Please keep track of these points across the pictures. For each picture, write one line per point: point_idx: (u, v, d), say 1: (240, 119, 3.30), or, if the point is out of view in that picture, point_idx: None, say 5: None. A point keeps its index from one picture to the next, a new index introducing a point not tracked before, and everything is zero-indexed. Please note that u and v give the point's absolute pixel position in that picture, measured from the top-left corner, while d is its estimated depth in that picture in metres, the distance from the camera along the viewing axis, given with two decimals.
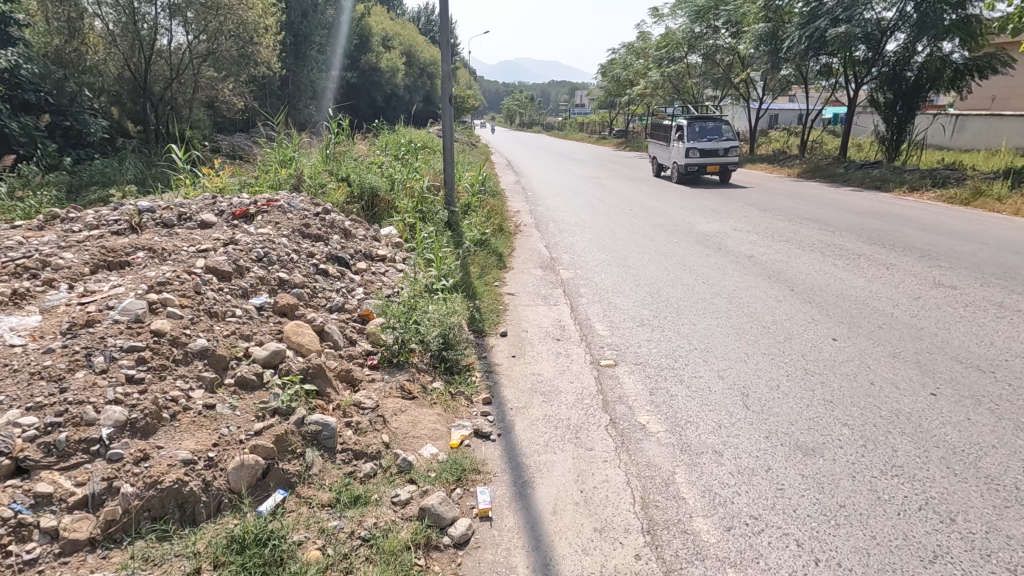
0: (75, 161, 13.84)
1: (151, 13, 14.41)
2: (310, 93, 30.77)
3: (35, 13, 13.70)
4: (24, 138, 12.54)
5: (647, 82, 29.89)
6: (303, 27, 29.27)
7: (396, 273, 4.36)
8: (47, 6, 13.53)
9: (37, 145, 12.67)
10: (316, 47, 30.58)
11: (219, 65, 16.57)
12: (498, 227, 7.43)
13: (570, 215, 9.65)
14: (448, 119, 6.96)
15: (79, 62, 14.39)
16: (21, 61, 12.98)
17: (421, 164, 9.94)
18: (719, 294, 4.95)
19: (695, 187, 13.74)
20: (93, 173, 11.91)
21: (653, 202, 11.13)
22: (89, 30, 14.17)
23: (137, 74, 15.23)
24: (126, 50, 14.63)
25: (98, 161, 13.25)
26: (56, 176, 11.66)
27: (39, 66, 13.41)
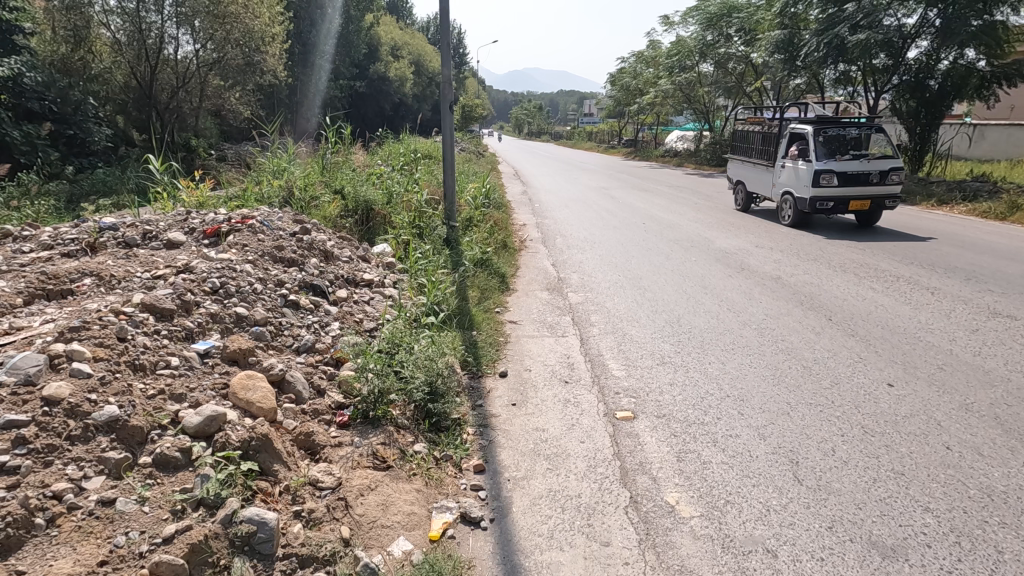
0: (77, 170, 13.68)
1: (156, 21, 14.53)
2: (318, 102, 30.70)
3: (44, 22, 14.04)
4: (25, 147, 12.39)
5: (657, 92, 29.43)
6: (312, 36, 29.33)
7: (382, 301, 3.85)
8: (55, 15, 13.91)
9: (39, 153, 12.47)
10: (325, 55, 30.51)
11: (225, 74, 16.55)
12: (501, 244, 6.92)
13: (579, 229, 9.12)
14: (448, 128, 6.47)
15: (82, 69, 14.76)
16: (24, 69, 12.97)
17: (422, 174, 9.46)
18: (747, 324, 4.39)
19: (709, 200, 13.18)
20: (94, 182, 11.70)
21: (666, 215, 10.58)
22: (95, 38, 14.51)
23: (144, 83, 15.51)
24: (131, 57, 14.89)
25: (100, 170, 13.02)
26: (56, 185, 11.43)
27: (44, 75, 13.45)
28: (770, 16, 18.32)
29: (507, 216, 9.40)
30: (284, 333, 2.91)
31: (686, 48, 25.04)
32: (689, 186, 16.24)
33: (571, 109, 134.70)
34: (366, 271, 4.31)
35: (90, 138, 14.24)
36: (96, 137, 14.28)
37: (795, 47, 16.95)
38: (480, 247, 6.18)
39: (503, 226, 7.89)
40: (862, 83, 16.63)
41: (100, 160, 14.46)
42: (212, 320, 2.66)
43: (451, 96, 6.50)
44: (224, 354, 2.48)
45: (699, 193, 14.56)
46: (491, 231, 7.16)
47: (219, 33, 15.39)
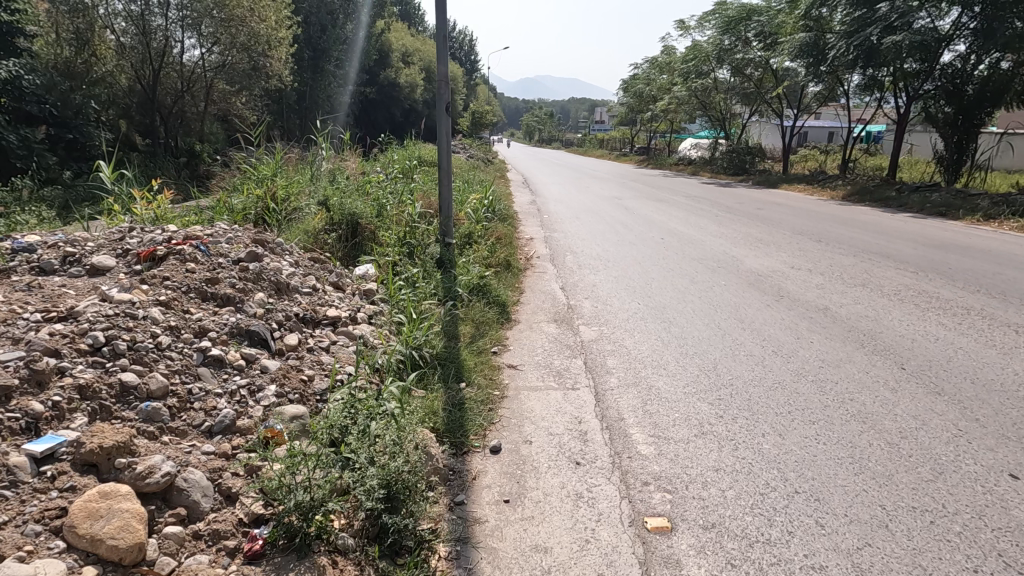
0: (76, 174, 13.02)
1: (161, 23, 14.75)
2: (328, 108, 30.23)
3: (45, 24, 13.74)
4: (22, 151, 11.68)
5: (672, 98, 28.55)
6: (322, 42, 28.97)
7: (345, 347, 3.06)
8: (60, 17, 13.71)
9: (36, 158, 11.80)
10: (333, 61, 30.05)
11: (231, 79, 16.78)
12: (504, 263, 6.13)
13: (592, 244, 8.32)
14: (444, 133, 5.70)
15: (86, 72, 14.25)
16: (23, 71, 12.60)
17: (421, 184, 8.69)
18: (800, 375, 3.56)
19: (730, 212, 12.28)
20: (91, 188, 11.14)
21: (686, 228, 9.73)
22: (101, 43, 14.37)
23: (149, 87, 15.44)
24: (135, 61, 14.90)
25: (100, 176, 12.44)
26: (51, 189, 10.80)
27: (43, 78, 12.93)
28: (793, 19, 17.49)
29: (512, 230, 8.61)
30: (193, 407, 2.14)
31: (704, 52, 24.17)
32: (707, 197, 15.36)
33: (582, 116, 133.97)
34: (334, 305, 3.54)
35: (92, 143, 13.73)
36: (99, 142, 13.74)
37: (822, 50, 16.05)
38: (478, 269, 5.40)
39: (507, 241, 7.10)
40: (892, 89, 15.70)
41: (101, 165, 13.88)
42: (78, 398, 1.90)
43: (448, 97, 5.73)
44: (78, 456, 1.72)
45: (719, 205, 13.66)
46: (493, 248, 6.37)
47: (227, 37, 15.53)
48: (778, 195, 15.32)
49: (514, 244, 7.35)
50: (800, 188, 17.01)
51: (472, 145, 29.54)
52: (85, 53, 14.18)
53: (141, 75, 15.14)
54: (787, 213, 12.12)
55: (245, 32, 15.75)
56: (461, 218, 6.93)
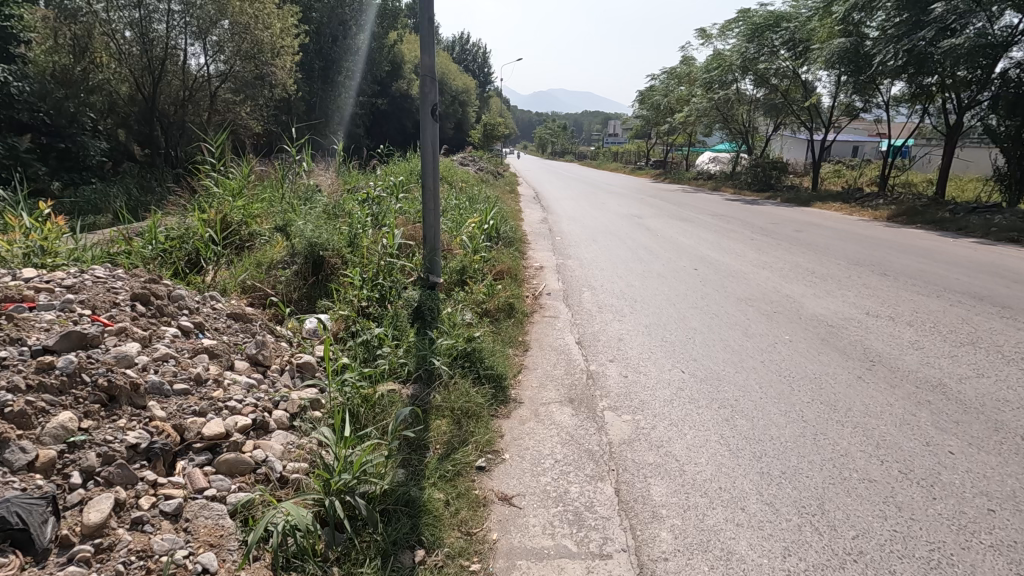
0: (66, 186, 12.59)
1: (163, 31, 13.74)
2: (338, 119, 29.45)
3: (42, 31, 13.00)
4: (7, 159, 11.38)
5: (691, 110, 27.23)
6: (333, 52, 28.45)
7: (213, 514, 1.78)
8: (59, 24, 12.91)
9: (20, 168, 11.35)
10: (342, 71, 29.31)
11: (237, 87, 16.30)
12: (503, 306, 4.87)
13: (610, 274, 7.06)
14: (427, 143, 4.47)
15: (83, 79, 13.59)
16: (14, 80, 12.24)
17: (410, 204, 7.46)
18: (963, 532, 2.23)
19: (764, 234, 10.89)
20: (78, 201, 10.63)
21: (720, 255, 8.39)
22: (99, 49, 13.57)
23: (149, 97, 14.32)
24: (136, 68, 13.83)
25: (89, 188, 11.75)
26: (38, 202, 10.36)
27: (35, 85, 12.87)
28: (829, 24, 16.25)
29: (518, 258, 7.34)
30: None
31: (727, 61, 22.83)
32: (735, 215, 14.02)
33: (596, 128, 133.23)
34: (228, 408, 2.29)
35: (87, 153, 13.49)
36: (94, 152, 13.61)
37: (864, 57, 14.68)
38: (467, 321, 4.15)
39: (509, 275, 5.85)
40: (941, 98, 14.30)
41: (95, 175, 13.62)
42: None
43: (434, 97, 4.50)
44: None
45: (751, 225, 12.27)
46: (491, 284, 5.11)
47: (233, 45, 14.96)
48: (814, 215, 13.92)
49: (519, 277, 6.08)
50: (836, 207, 15.56)
51: (482, 157, 28.47)
52: (83, 61, 13.48)
53: (141, 83, 14.09)
54: (831, 235, 10.77)
55: (248, 40, 15.11)
56: (454, 244, 5.68)
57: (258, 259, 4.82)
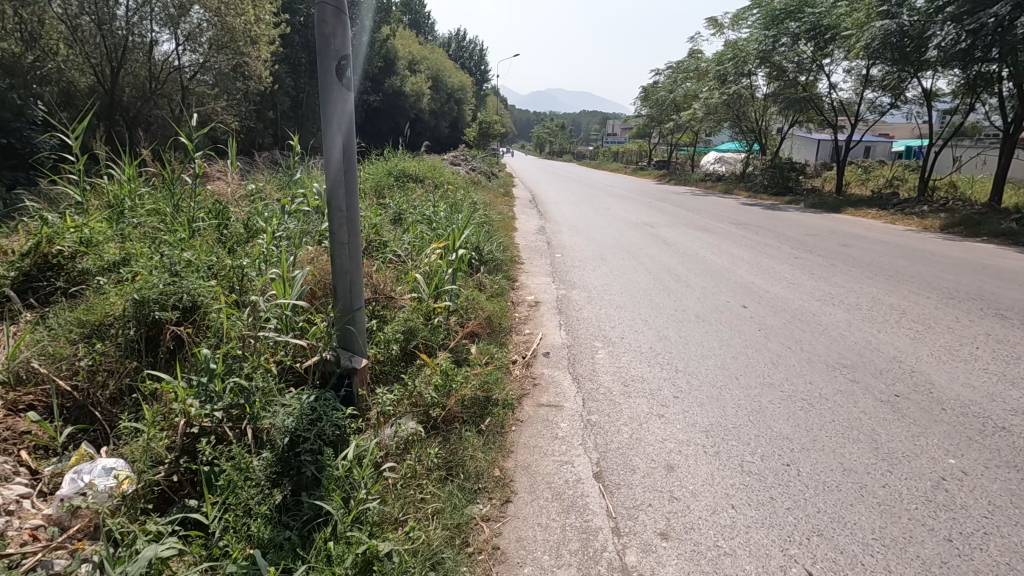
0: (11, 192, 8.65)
1: (124, 15, 12.29)
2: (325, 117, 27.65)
3: None
4: None
5: (700, 107, 25.32)
6: None
7: None
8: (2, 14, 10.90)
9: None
10: None
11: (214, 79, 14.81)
12: (469, 403, 2.97)
13: (629, 316, 5.16)
14: (332, 129, 2.54)
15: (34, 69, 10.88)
16: None
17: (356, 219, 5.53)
18: None
19: (805, 250, 9.02)
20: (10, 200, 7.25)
21: (767, 283, 6.50)
22: (54, 36, 11.68)
23: (111, 88, 12.88)
24: (94, 56, 12.38)
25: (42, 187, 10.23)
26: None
27: None
28: (864, 7, 14.44)
29: (504, 296, 5.41)
30: None
31: (740, 51, 20.99)
32: (761, 225, 12.20)
33: (594, 129, 131.07)
34: None
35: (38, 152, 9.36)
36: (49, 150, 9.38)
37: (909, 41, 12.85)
38: (386, 474, 2.24)
39: (485, 338, 3.96)
40: (999, 89, 12.46)
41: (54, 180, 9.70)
42: None
43: (347, 46, 2.54)
44: None
45: (782, 238, 10.39)
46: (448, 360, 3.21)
47: (209, 35, 13.82)
48: (851, 226, 12.07)
49: (500, 335, 4.17)
50: (872, 215, 13.73)
51: (476, 157, 26.51)
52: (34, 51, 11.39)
53: (101, 73, 12.68)
54: (887, 252, 8.90)
55: (224, 30, 13.94)
56: (399, 286, 3.74)
57: (79, 315, 2.88)
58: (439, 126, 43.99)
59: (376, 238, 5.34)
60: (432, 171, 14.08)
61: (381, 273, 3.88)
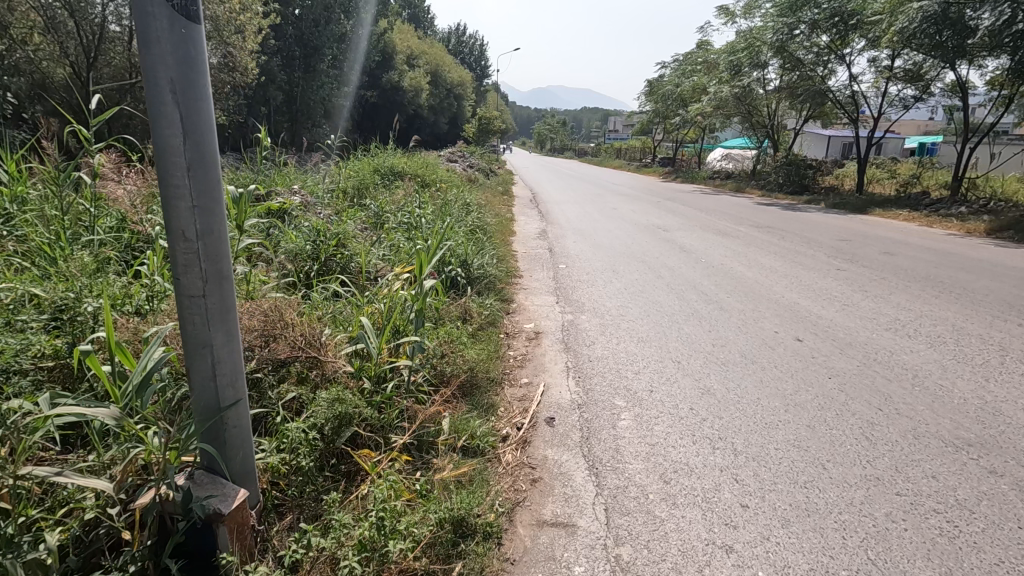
0: None
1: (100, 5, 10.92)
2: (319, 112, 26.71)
3: None
4: None
5: (709, 101, 24.11)
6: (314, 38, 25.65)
7: None
8: None
9: None
10: (324, 59, 26.42)
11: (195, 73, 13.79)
12: (426, 552, 1.85)
13: (653, 354, 4.05)
14: (162, 92, 1.36)
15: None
16: None
17: (312, 236, 4.75)
18: None
19: (844, 260, 7.88)
20: None
21: (817, 305, 5.38)
22: (25, 23, 10.38)
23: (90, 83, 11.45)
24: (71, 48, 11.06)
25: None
26: None
27: None
28: None
29: (494, 328, 4.29)
30: None
31: (754, 40, 19.74)
32: (784, 228, 11.11)
33: (595, 126, 129.72)
34: None
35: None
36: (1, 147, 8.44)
37: (949, 23, 11.72)
38: None
39: (464, 410, 2.82)
40: None
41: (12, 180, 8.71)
42: None
43: None
44: None
45: (814, 244, 9.23)
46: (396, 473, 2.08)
47: None
48: (885, 230, 10.91)
49: (485, 399, 3.02)
50: (904, 216, 12.61)
51: (475, 153, 25.34)
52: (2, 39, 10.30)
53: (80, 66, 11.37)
54: (939, 261, 7.79)
55: None
56: (335, 343, 2.60)
57: None
58: (438, 121, 42.83)
59: (335, 256, 4.65)
60: (424, 168, 12.94)
61: (315, 320, 2.73)
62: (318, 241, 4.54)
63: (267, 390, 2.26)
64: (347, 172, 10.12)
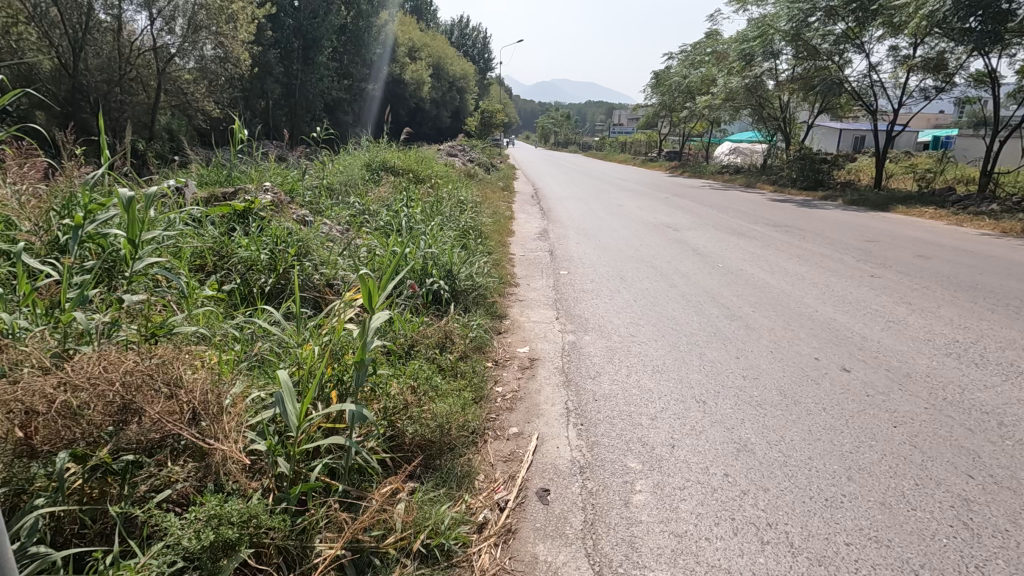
0: None
1: None
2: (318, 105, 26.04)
3: None
4: None
5: (718, 92, 23.24)
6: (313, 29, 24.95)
7: None
8: None
9: None
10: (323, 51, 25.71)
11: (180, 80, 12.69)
12: None
13: (670, 388, 3.37)
14: None
15: None
16: None
17: (268, 246, 4.25)
18: None
19: (876, 264, 7.13)
20: None
21: (858, 322, 4.67)
22: None
23: None
24: None
25: None
26: None
27: None
28: None
29: (478, 358, 3.57)
30: None
31: (767, 28, 18.90)
32: (803, 226, 10.38)
33: (600, 119, 128.43)
34: None
35: None
36: None
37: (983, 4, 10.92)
38: None
39: (427, 492, 2.16)
40: None
41: None
42: None
43: None
44: None
45: (839, 245, 8.46)
46: None
47: None
48: (913, 229, 10.12)
49: (457, 469, 2.34)
50: (930, 214, 11.85)
51: (476, 147, 24.55)
52: None
53: None
54: (982, 265, 7.06)
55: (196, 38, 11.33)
56: (245, 409, 1.97)
57: None
58: (441, 115, 42.05)
59: (296, 266, 4.16)
60: (419, 162, 12.19)
61: (224, 376, 2.09)
62: (275, 250, 4.16)
63: (133, 482, 1.70)
64: (333, 167, 9.38)
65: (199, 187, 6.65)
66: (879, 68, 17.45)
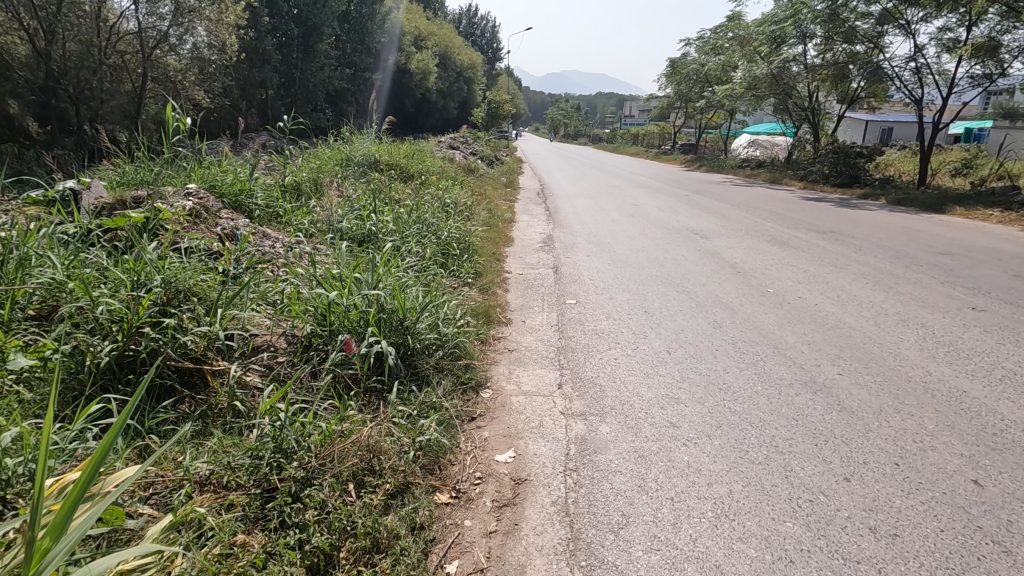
0: None
1: None
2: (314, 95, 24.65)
3: None
4: None
5: (741, 81, 21.53)
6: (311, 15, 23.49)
7: None
8: None
9: None
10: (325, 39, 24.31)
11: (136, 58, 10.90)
12: None
13: (742, 561, 1.94)
14: None
15: None
16: None
17: (121, 290, 2.84)
18: None
19: (966, 289, 5.66)
20: None
21: (1000, 397, 3.21)
22: None
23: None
24: None
25: None
26: None
27: None
28: None
29: (424, 492, 2.19)
30: None
31: (799, 7, 17.15)
32: (850, 233, 8.85)
33: (609, 111, 125.92)
34: None
35: None
36: None
37: None
38: None
39: None
40: None
41: None
42: None
43: None
44: None
45: (906, 260, 6.94)
46: None
47: None
48: (985, 237, 8.53)
49: None
50: (995, 217, 10.29)
51: (479, 140, 22.99)
52: None
53: None
54: None
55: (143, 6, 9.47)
56: None
57: None
58: (446, 106, 40.41)
59: (158, 324, 2.74)
60: (409, 155, 10.69)
61: None
62: (127, 302, 2.72)
63: None
64: (301, 162, 7.94)
65: (111, 188, 5.25)
66: (924, 52, 15.74)
